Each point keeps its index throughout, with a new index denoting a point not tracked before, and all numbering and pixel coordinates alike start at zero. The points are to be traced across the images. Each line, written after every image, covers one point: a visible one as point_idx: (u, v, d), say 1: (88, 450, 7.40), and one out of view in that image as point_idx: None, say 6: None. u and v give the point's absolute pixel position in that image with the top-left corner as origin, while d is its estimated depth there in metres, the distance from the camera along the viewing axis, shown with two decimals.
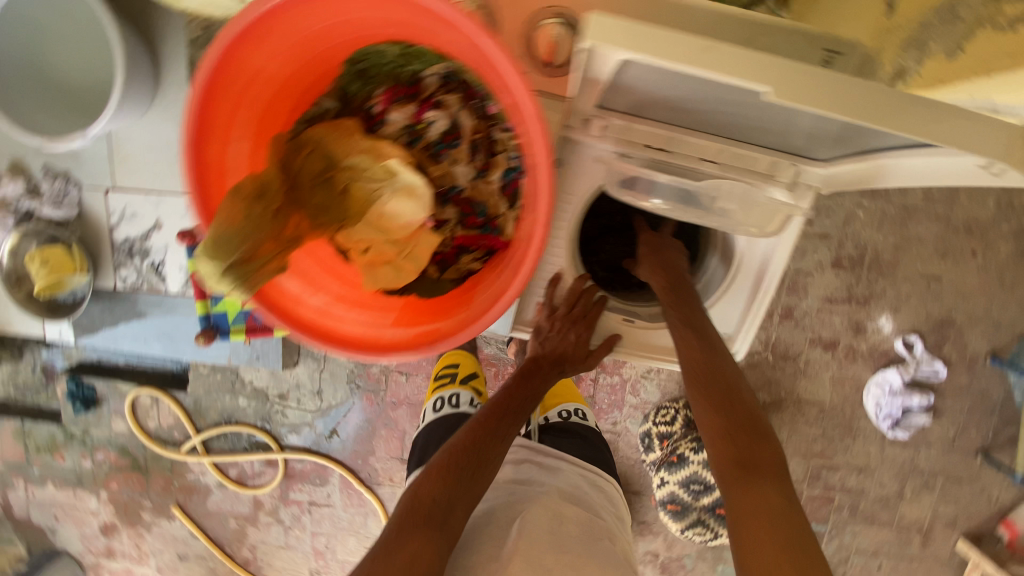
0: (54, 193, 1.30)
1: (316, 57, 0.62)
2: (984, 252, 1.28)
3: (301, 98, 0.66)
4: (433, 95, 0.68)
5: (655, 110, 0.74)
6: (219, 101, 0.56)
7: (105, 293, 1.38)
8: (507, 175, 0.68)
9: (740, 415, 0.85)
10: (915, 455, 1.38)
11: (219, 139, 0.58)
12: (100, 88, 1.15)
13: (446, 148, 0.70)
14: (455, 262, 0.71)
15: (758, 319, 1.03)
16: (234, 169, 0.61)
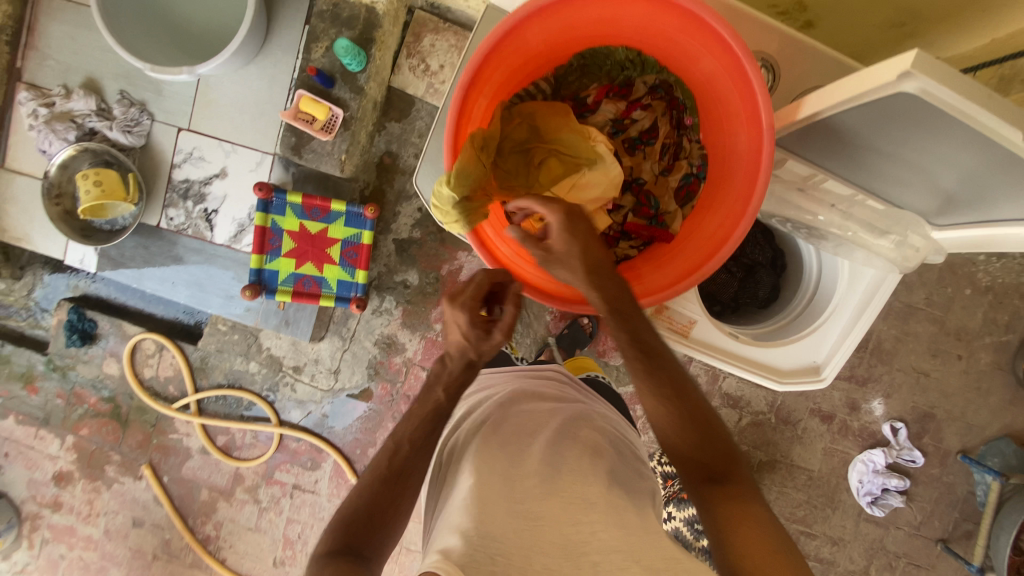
0: (126, 118, 1.28)
1: (563, 41, 0.79)
2: (967, 358, 1.45)
3: (532, 71, 0.82)
4: (642, 100, 0.85)
5: (820, 149, 0.76)
6: (499, 53, 0.71)
7: (146, 229, 1.35)
8: (686, 178, 0.85)
9: (693, 414, 0.70)
10: (884, 535, 1.48)
11: (479, 87, 0.73)
12: (213, 35, 1.21)
13: (642, 144, 0.86)
14: (615, 244, 0.87)
15: (853, 348, 0.93)
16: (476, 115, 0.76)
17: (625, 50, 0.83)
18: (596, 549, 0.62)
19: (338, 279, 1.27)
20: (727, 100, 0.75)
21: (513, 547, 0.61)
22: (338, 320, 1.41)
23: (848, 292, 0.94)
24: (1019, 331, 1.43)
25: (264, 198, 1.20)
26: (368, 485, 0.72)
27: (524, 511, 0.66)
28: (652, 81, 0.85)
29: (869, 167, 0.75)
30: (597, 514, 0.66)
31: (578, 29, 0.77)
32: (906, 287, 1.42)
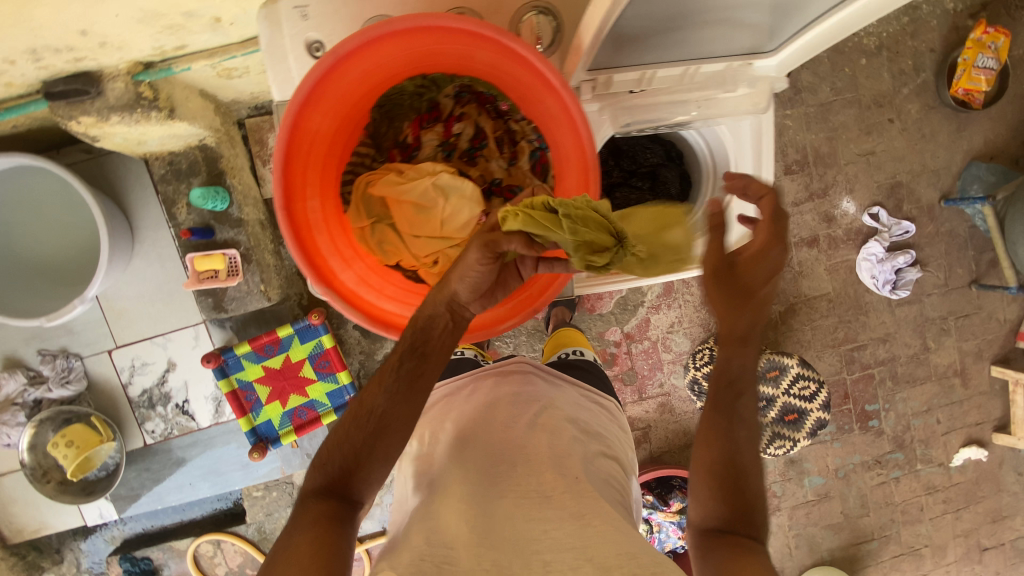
0: (58, 372, 1.27)
1: (353, 107, 0.74)
2: (899, 117, 1.46)
3: (345, 146, 0.77)
4: (454, 112, 0.79)
5: (632, 52, 0.70)
6: (295, 161, 0.67)
7: (137, 454, 1.34)
8: (534, 155, 0.79)
9: (734, 469, 0.77)
10: (921, 308, 1.51)
11: (299, 199, 0.69)
12: (78, 255, 1.17)
13: (478, 150, 0.80)
14: None
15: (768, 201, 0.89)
16: (317, 223, 0.72)
17: (411, 80, 0.75)
18: (545, 546, 0.67)
19: (326, 393, 1.27)
20: (523, 78, 0.70)
21: (463, 553, 0.65)
22: None
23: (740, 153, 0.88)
24: (929, 67, 1.44)
25: (217, 365, 1.19)
26: (349, 424, 0.72)
27: (477, 513, 0.71)
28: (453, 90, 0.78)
29: (670, 42, 0.70)
30: (554, 512, 0.71)
31: (355, 92, 0.72)
32: (810, 90, 1.43)
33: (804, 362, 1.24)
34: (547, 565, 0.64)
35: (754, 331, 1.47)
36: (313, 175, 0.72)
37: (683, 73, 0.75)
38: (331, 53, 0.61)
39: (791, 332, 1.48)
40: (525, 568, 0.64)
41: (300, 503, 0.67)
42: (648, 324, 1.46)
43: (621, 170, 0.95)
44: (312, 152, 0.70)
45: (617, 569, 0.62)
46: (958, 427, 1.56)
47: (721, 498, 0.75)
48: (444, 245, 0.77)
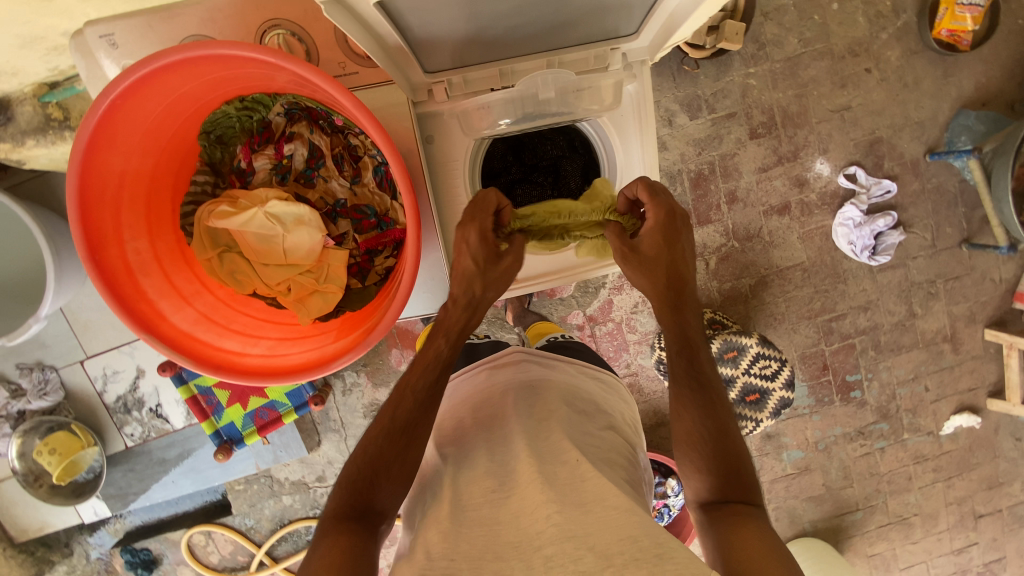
0: (35, 384, 1.33)
1: (168, 143, 0.76)
2: (877, 66, 1.33)
3: (175, 186, 0.81)
4: (285, 132, 0.84)
5: (476, 52, 0.72)
6: (98, 207, 0.69)
7: (121, 456, 1.41)
8: (377, 171, 0.86)
9: (719, 434, 0.70)
10: (906, 272, 1.41)
11: (112, 243, 0.71)
12: (33, 273, 1.20)
13: (315, 170, 0.85)
14: (370, 266, 0.86)
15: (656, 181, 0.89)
16: (140, 265, 0.74)
17: (229, 104, 0.79)
18: (547, 541, 0.61)
19: (286, 393, 1.29)
20: (323, 97, 0.71)
21: (464, 563, 0.61)
22: (322, 420, 1.45)
23: (624, 140, 0.87)
24: (910, 7, 1.31)
25: (174, 372, 1.22)
26: (368, 444, 0.71)
27: (480, 521, 0.66)
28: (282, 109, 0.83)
29: (514, 43, 0.72)
30: (552, 495, 0.65)
31: (165, 130, 0.75)
32: (776, 43, 1.32)
33: (763, 340, 1.20)
34: (549, 560, 0.59)
35: (722, 306, 1.41)
36: (128, 216, 0.74)
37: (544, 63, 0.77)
38: (101, 95, 0.64)
39: (762, 305, 1.42)
40: (526, 568, 0.59)
41: (321, 529, 0.66)
42: (611, 306, 1.42)
43: (520, 166, 0.97)
44: (123, 193, 0.72)
45: (619, 557, 0.57)
46: (948, 394, 1.48)
47: (711, 469, 0.68)
48: (289, 271, 0.81)
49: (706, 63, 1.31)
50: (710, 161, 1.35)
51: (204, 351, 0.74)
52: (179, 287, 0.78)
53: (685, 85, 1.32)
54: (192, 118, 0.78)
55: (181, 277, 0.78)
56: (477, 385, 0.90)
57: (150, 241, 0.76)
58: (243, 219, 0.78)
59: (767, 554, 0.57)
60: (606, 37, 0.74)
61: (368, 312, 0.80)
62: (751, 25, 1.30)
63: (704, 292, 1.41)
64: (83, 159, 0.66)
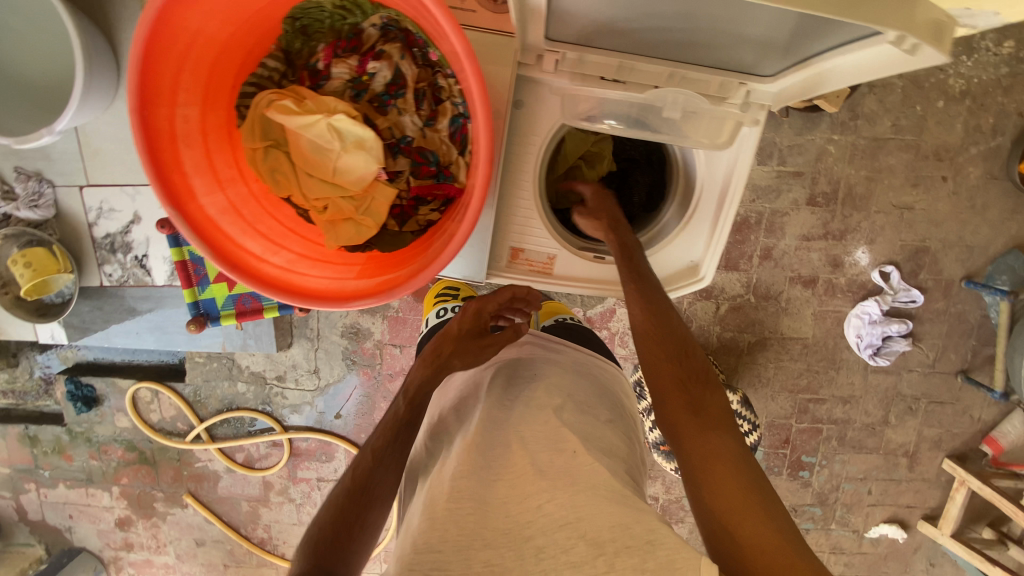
0: (28, 193, 1.29)
1: (250, 16, 0.73)
2: (954, 177, 1.30)
3: (243, 62, 0.78)
4: (375, 47, 0.80)
5: (609, 35, 0.68)
6: (163, 59, 0.65)
7: (93, 291, 1.38)
8: (454, 122, 0.81)
9: (665, 324, 0.81)
10: (897, 381, 1.43)
11: (165, 103, 0.67)
12: (54, 79, 1.15)
13: (392, 98, 0.81)
14: (413, 214, 0.83)
15: (722, 244, 0.89)
16: (185, 133, 0.71)
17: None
18: (539, 531, 0.63)
19: None
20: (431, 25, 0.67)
21: (452, 556, 0.60)
22: (299, 324, 1.44)
23: (711, 178, 0.87)
24: (1009, 131, 1.27)
25: (171, 234, 1.19)
26: (336, 503, 0.74)
27: (481, 499, 0.67)
28: (379, 21, 0.79)
29: (651, 40, 0.68)
30: (548, 487, 0.67)
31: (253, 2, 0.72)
32: (869, 119, 1.27)
33: (745, 400, 1.21)
34: (541, 552, 0.60)
35: (715, 352, 1.42)
36: (187, 79, 0.70)
37: (669, 73, 0.73)
38: None
39: (752, 364, 1.43)
40: (517, 558, 0.60)
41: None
42: (613, 315, 1.42)
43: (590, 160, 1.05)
44: (191, 52, 0.68)
45: (610, 545, 0.58)
46: (886, 503, 1.53)
47: (675, 375, 0.77)
48: (331, 191, 0.78)
49: (795, 114, 1.26)
50: (760, 211, 1.32)
51: (225, 244, 0.72)
52: (215, 168, 0.75)
53: (767, 127, 1.27)
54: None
55: (219, 158, 0.75)
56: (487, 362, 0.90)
57: (200, 112, 0.73)
58: (301, 123, 0.75)
59: (732, 472, 0.64)
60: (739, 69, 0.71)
61: (398, 262, 0.79)
62: (853, 92, 1.25)
63: (703, 333, 1.41)
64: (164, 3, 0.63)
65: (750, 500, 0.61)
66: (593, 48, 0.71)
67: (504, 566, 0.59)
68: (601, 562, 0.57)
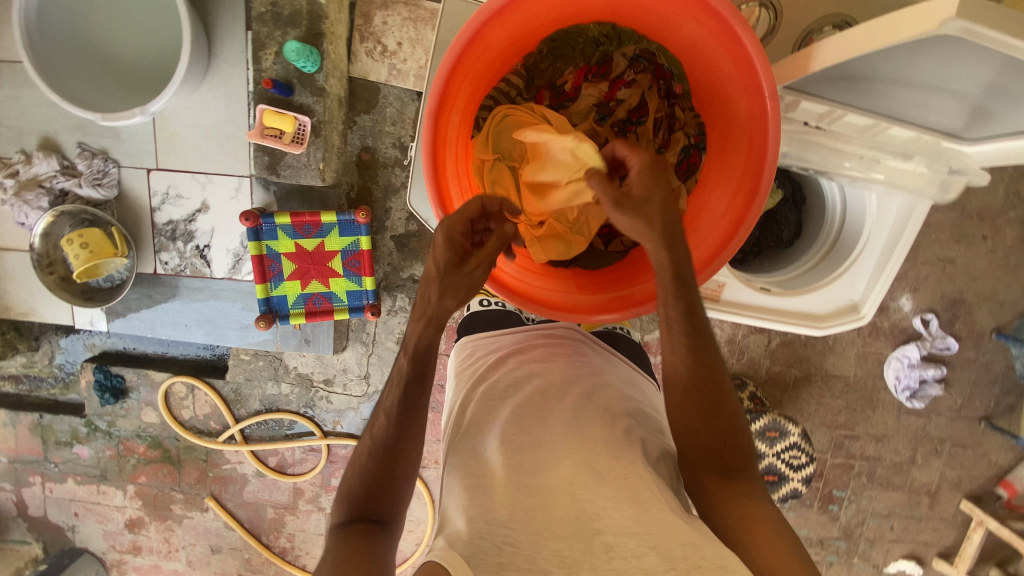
0: (92, 172, 1.23)
1: (527, 33, 0.84)
2: (993, 237, 1.41)
3: (498, 73, 0.88)
4: (625, 76, 0.89)
5: (831, 89, 0.75)
6: (462, 69, 0.76)
7: (145, 278, 1.33)
8: (684, 151, 0.88)
9: (713, 384, 0.75)
10: (926, 423, 1.51)
11: (449, 108, 0.78)
12: (143, 58, 1.10)
13: (632, 124, 0.90)
14: (619, 235, 0.94)
15: (889, 281, 1.02)
16: (450, 135, 0.81)
17: (596, 27, 0.88)
18: (607, 527, 0.60)
19: (346, 290, 1.24)
20: (717, 64, 0.78)
21: (523, 535, 0.60)
22: (356, 328, 1.41)
23: (881, 223, 1.00)
24: None
25: (253, 226, 1.15)
26: (363, 460, 0.72)
27: (532, 490, 0.67)
28: (632, 51, 0.89)
29: (897, 96, 0.72)
30: (612, 488, 0.64)
31: (534, 22, 0.83)
32: None
33: (804, 434, 1.25)
34: (610, 550, 0.58)
35: (763, 384, 1.47)
36: (463, 89, 0.80)
37: (873, 125, 0.79)
38: None
39: (796, 398, 1.48)
40: (587, 552, 0.58)
41: (335, 540, 0.66)
42: None
43: None
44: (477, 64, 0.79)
45: (683, 561, 0.55)
46: (905, 540, 1.60)
47: (707, 430, 0.73)
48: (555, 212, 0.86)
49: None
50: None
51: None
52: (461, 175, 0.85)
53: None
54: (556, 22, 0.86)
55: (463, 164, 0.85)
56: (539, 357, 0.92)
57: (460, 119, 0.82)
58: (558, 142, 0.80)
59: (771, 529, 0.64)
60: (945, 131, 0.78)
61: (611, 281, 0.89)
62: None
63: (753, 366, 1.46)
64: (483, 22, 0.73)
65: (789, 551, 0.61)
66: (816, 96, 0.77)
67: (576, 563, 0.57)
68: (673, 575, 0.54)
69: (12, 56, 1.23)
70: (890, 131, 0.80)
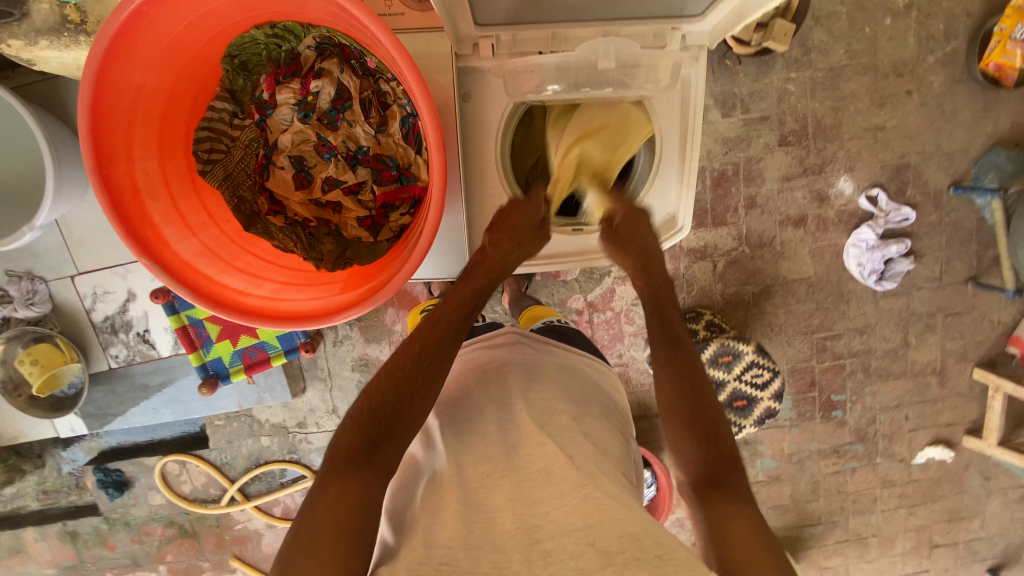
0: (23, 293, 1.31)
1: (191, 60, 0.73)
2: (918, 89, 1.31)
3: (193, 106, 0.78)
4: (314, 68, 0.82)
5: (534, 13, 0.74)
6: (112, 119, 0.65)
7: (103, 376, 1.40)
8: (405, 122, 0.83)
9: (694, 391, 0.79)
10: (908, 301, 1.42)
11: (125, 159, 0.67)
12: (26, 176, 1.16)
13: (340, 112, 0.83)
14: (385, 222, 0.84)
15: (691, 193, 0.95)
16: (149, 185, 0.70)
17: (259, 29, 0.77)
18: (547, 534, 0.61)
19: (277, 335, 1.28)
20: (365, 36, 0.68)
21: (461, 551, 0.59)
22: (309, 367, 1.44)
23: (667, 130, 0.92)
24: (961, 33, 1.28)
25: (166, 302, 1.20)
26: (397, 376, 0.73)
27: (475, 504, 0.66)
28: (313, 41, 0.81)
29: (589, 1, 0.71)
30: (554, 491, 0.65)
31: (193, 43, 0.72)
32: (821, 51, 1.28)
33: (760, 349, 1.21)
34: (548, 555, 0.58)
35: (722, 309, 1.41)
36: (141, 132, 0.70)
37: (598, 33, 0.77)
38: None
39: (761, 314, 1.42)
40: (525, 561, 0.58)
41: (325, 472, 0.67)
42: (613, 294, 1.42)
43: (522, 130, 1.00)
44: (138, 107, 0.68)
45: (620, 555, 0.57)
46: (927, 426, 1.51)
47: (699, 443, 0.75)
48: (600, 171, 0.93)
49: (748, 61, 1.27)
50: (735, 162, 1.33)
51: (206, 285, 0.71)
52: (184, 215, 0.73)
53: (723, 80, 1.28)
54: (219, 38, 0.75)
55: (187, 205, 0.74)
56: (472, 361, 0.89)
57: (157, 161, 0.72)
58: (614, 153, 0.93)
59: (752, 529, 0.64)
60: (669, 15, 0.75)
61: (377, 268, 0.78)
62: (800, 27, 1.26)
63: (706, 294, 1.41)
64: (100, 65, 0.63)
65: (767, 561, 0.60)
66: (522, 23, 0.76)
67: (512, 568, 0.58)
68: (610, 569, 0.56)
69: None
70: (619, 31, 0.77)
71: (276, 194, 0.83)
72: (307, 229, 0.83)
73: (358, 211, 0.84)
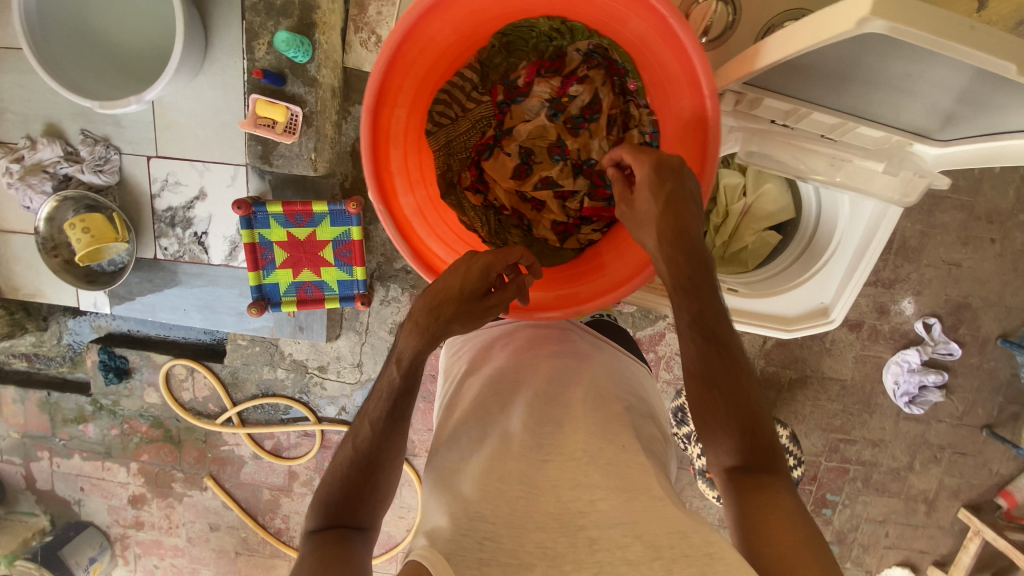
0: (94, 158, 1.27)
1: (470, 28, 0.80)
2: (1002, 240, 1.36)
3: (447, 69, 0.84)
4: (577, 72, 0.88)
5: (794, 87, 0.74)
6: (401, 64, 0.72)
7: (146, 263, 1.36)
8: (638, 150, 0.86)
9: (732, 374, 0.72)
10: (925, 429, 1.48)
11: (392, 104, 0.74)
12: (143, 47, 1.14)
13: (585, 121, 0.91)
14: (576, 233, 0.92)
15: (855, 292, 1.02)
16: (396, 133, 0.77)
17: (547, 21, 0.85)
18: (592, 522, 0.60)
19: (338, 280, 1.26)
20: (664, 61, 0.74)
21: (503, 529, 0.59)
22: (350, 316, 1.43)
23: (853, 226, 0.99)
24: None
25: (245, 215, 1.17)
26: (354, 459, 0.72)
27: (527, 482, 0.65)
28: (586, 46, 0.87)
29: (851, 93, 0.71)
30: (599, 481, 0.65)
31: (481, 16, 0.79)
32: None
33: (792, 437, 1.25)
34: (594, 543, 0.57)
35: (756, 384, 1.45)
36: (409, 83, 0.76)
37: (840, 124, 0.79)
38: None
39: (791, 400, 1.46)
40: (571, 545, 0.58)
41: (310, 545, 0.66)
42: (662, 338, 1.44)
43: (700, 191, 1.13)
44: (418, 59, 0.74)
45: (669, 550, 0.55)
46: (901, 547, 1.57)
47: (731, 426, 0.70)
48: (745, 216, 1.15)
49: None
50: None
51: (417, 241, 0.78)
52: (409, 169, 0.80)
53: None
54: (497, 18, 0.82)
55: (413, 160, 0.80)
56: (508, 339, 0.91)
57: (407, 113, 0.78)
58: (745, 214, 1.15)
59: (791, 525, 0.61)
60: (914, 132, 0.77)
61: (562, 279, 0.86)
62: None
63: (747, 366, 1.44)
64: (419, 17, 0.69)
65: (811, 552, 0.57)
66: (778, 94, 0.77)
67: (559, 551, 0.57)
68: (657, 564, 0.54)
69: (15, 41, 1.27)
70: (859, 129, 0.79)
71: (487, 175, 0.92)
72: (500, 216, 0.93)
73: (557, 215, 0.92)
